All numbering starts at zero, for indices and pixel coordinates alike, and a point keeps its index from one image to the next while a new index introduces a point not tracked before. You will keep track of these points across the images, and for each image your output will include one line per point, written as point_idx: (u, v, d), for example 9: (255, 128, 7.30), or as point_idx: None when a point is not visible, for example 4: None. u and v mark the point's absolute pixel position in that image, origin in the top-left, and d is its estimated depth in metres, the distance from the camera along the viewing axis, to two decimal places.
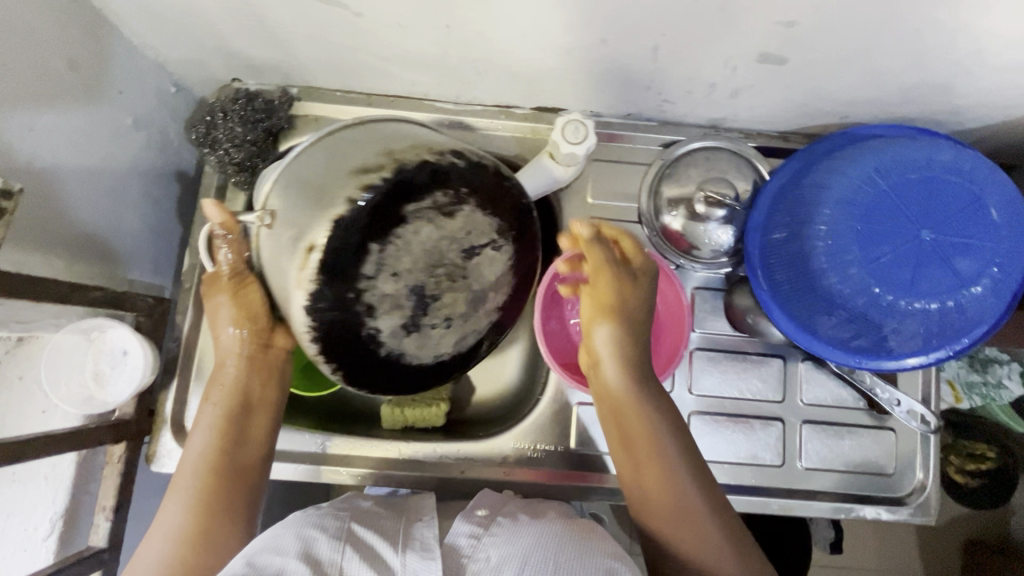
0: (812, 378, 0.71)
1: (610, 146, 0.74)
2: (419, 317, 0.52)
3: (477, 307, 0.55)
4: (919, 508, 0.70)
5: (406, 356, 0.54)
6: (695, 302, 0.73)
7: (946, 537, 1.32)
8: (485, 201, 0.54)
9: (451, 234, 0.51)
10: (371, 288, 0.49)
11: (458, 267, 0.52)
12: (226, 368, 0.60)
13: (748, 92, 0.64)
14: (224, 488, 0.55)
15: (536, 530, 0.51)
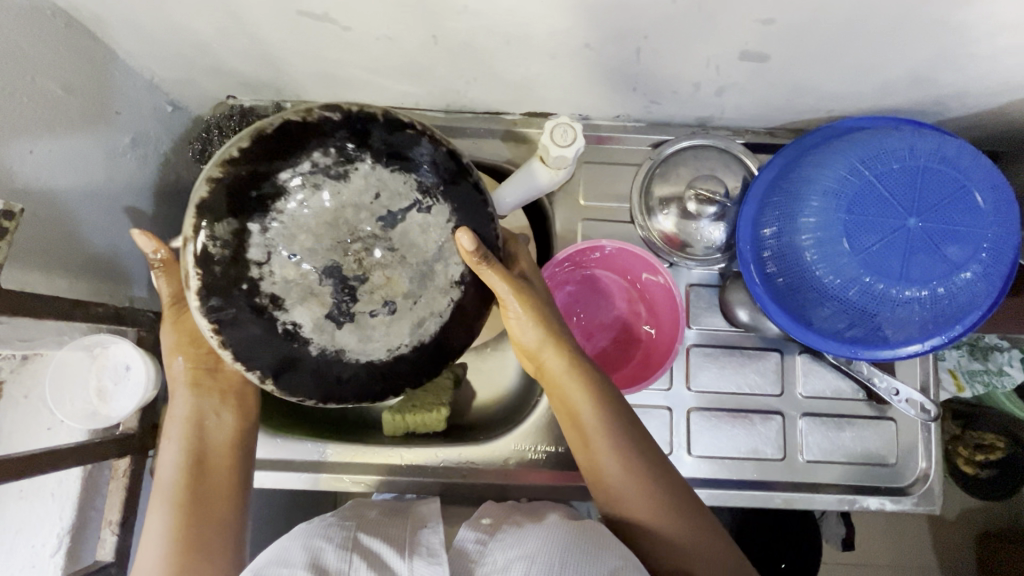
0: (810, 370, 0.71)
1: (601, 148, 0.75)
2: (347, 304, 0.46)
3: (426, 283, 0.48)
4: (924, 498, 0.70)
5: (347, 351, 0.47)
6: (690, 299, 0.73)
7: (959, 529, 1.31)
8: (390, 155, 0.46)
9: (351, 199, 0.45)
10: (268, 276, 0.44)
11: (376, 238, 0.45)
12: (178, 396, 0.58)
13: (733, 90, 0.65)
14: (201, 520, 0.54)
15: (543, 530, 0.50)
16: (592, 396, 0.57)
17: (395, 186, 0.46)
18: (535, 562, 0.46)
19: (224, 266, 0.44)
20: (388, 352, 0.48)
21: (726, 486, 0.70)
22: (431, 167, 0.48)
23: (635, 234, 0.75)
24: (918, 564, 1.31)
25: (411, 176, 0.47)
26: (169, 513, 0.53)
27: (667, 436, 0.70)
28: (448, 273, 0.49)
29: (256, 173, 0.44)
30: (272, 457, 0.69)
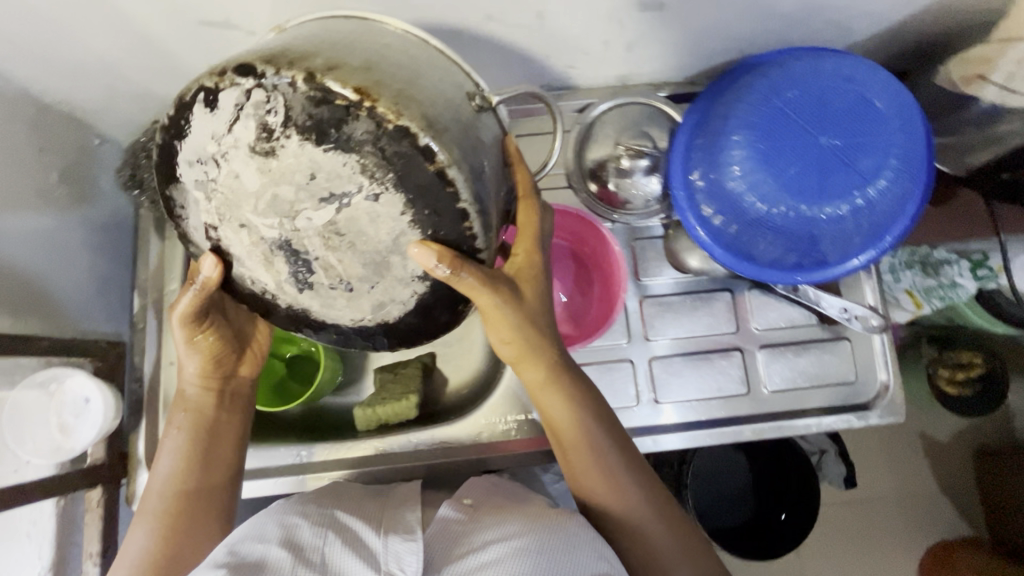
0: (762, 304, 0.73)
1: (529, 121, 0.77)
2: (309, 276, 0.48)
3: (381, 271, 0.47)
4: (887, 410, 0.71)
5: (311, 310, 0.51)
6: (637, 253, 0.75)
7: (957, 449, 1.34)
8: (321, 136, 0.41)
9: (281, 177, 0.43)
10: (223, 235, 0.48)
11: (319, 220, 0.44)
12: (190, 392, 0.60)
13: (642, 43, 0.67)
14: (189, 510, 0.56)
15: (526, 518, 0.51)
16: (568, 398, 0.59)
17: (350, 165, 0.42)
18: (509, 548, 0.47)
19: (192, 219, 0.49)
20: (353, 322, 0.51)
21: (695, 428, 0.71)
22: (370, 148, 0.41)
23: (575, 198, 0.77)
24: (921, 487, 1.34)
25: (349, 159, 0.42)
26: (165, 499, 0.56)
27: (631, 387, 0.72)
28: (403, 267, 0.47)
29: (200, 121, 0.43)
30: (248, 468, 0.70)
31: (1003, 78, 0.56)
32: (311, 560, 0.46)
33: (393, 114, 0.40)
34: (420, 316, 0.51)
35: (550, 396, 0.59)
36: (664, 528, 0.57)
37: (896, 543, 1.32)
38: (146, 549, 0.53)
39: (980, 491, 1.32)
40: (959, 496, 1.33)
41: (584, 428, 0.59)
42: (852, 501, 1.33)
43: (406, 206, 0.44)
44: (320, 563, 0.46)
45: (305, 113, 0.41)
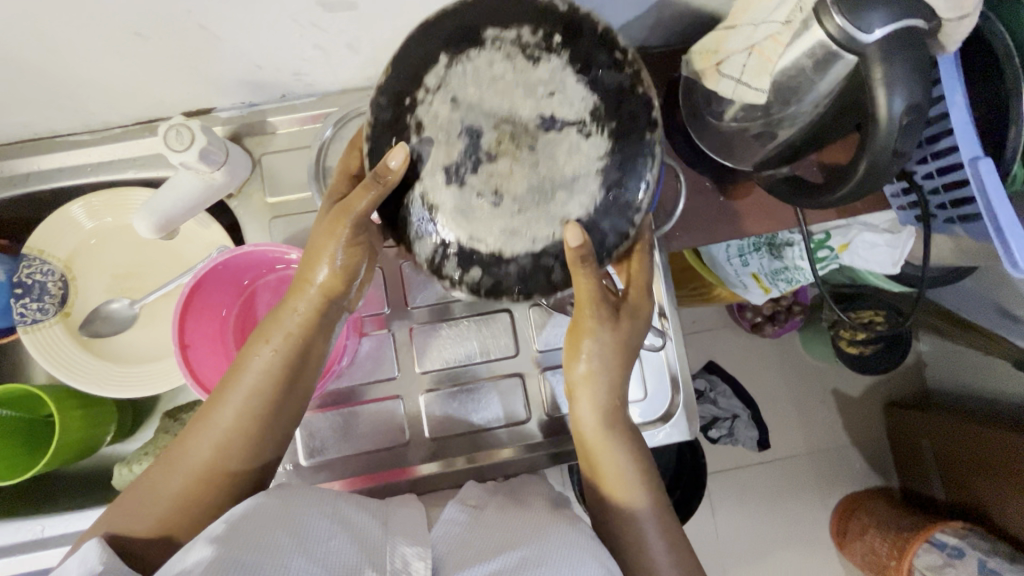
0: (543, 323, 0.68)
1: (278, 135, 0.67)
2: (458, 186, 0.44)
3: (540, 200, 0.44)
4: (677, 426, 0.67)
5: (437, 210, 0.45)
6: (406, 276, 0.68)
7: (868, 405, 1.32)
8: (584, 69, 0.44)
9: (526, 83, 0.44)
10: (425, 105, 0.45)
11: (525, 127, 0.44)
12: (300, 312, 0.54)
13: (365, 40, 0.58)
14: (240, 449, 0.54)
15: (527, 522, 0.52)
16: (623, 442, 0.58)
17: (502, 92, 0.44)
18: (516, 556, 0.47)
19: (419, 105, 0.45)
20: (468, 238, 0.45)
21: (482, 458, 0.67)
22: (618, 92, 0.45)
23: None
24: (832, 444, 1.31)
25: (592, 95, 0.44)
26: (200, 449, 0.53)
27: (402, 424, 0.67)
28: (564, 205, 0.44)
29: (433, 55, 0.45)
30: None
31: (736, 69, 0.51)
32: (319, 556, 0.45)
33: (647, 84, 0.45)
34: (532, 264, 0.45)
35: (615, 428, 0.58)
36: (649, 502, 0.57)
37: (812, 502, 1.28)
38: (167, 490, 0.52)
39: (891, 441, 1.30)
40: (872, 446, 1.31)
41: (625, 460, 0.57)
42: (765, 464, 1.29)
43: (607, 153, 0.44)
44: (320, 557, 0.45)
45: (585, 45, 0.45)
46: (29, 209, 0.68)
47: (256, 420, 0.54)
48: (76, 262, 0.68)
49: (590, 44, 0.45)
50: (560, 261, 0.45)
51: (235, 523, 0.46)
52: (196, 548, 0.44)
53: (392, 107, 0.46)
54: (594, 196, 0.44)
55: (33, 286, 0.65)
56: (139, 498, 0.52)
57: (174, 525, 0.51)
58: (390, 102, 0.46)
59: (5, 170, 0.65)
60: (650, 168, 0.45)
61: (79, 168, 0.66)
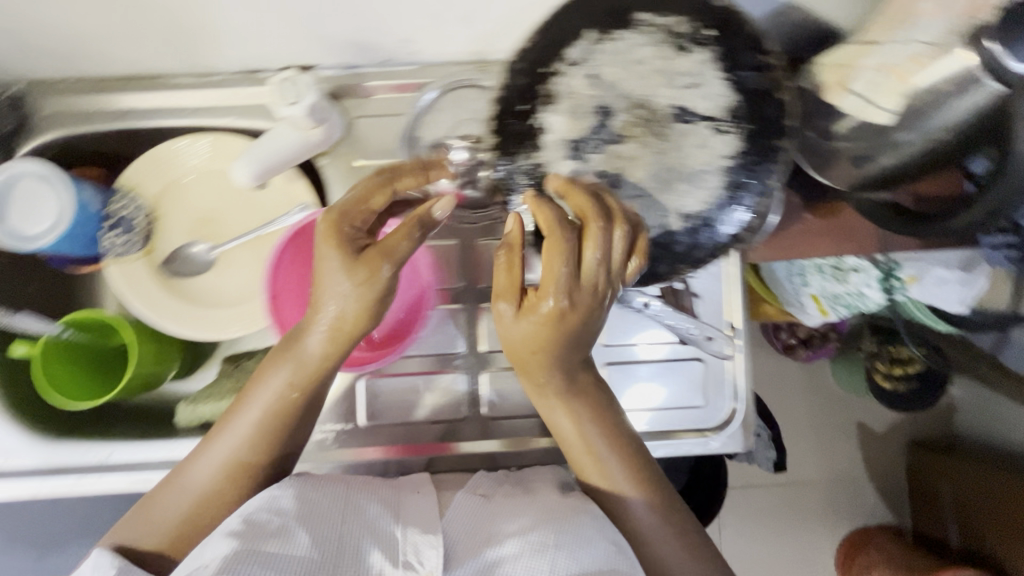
0: (612, 319, 0.68)
1: (373, 100, 0.67)
2: (578, 160, 0.46)
3: (660, 187, 0.45)
4: (732, 438, 0.67)
5: (556, 181, 0.47)
6: (483, 256, 0.68)
7: (895, 443, 1.29)
8: (729, 65, 0.43)
9: (667, 70, 0.44)
10: (562, 77, 0.45)
11: (658, 116, 0.45)
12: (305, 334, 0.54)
13: (481, 16, 0.58)
14: (255, 451, 0.55)
15: (539, 505, 0.53)
16: (578, 421, 0.56)
17: (646, 75, 0.44)
18: (530, 539, 0.48)
19: (556, 77, 0.45)
20: None
21: (535, 445, 0.67)
22: (757, 95, 0.44)
23: None
24: (854, 472, 1.29)
25: (731, 95, 0.44)
26: (210, 453, 0.54)
27: (460, 400, 0.67)
28: (681, 197, 0.45)
29: (575, 28, 0.45)
30: (45, 463, 0.64)
31: (867, 87, 0.51)
32: (329, 542, 0.47)
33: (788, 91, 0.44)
34: None
35: (575, 412, 0.56)
36: (645, 494, 0.55)
37: (821, 530, 1.28)
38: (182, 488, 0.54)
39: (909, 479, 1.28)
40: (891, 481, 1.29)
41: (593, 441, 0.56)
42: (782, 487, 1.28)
43: (736, 153, 0.44)
44: (332, 542, 0.47)
45: (731, 43, 0.43)
46: (121, 143, 0.69)
47: (268, 428, 0.55)
48: (163, 201, 0.69)
49: (739, 43, 0.43)
50: (665, 251, 0.46)
51: (252, 519, 0.47)
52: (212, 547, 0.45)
53: (528, 73, 0.46)
54: (712, 195, 0.45)
55: (122, 219, 0.67)
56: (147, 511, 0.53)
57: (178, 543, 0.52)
58: (527, 68, 0.46)
59: (109, 103, 0.67)
60: (777, 178, 0.44)
61: (178, 108, 0.67)
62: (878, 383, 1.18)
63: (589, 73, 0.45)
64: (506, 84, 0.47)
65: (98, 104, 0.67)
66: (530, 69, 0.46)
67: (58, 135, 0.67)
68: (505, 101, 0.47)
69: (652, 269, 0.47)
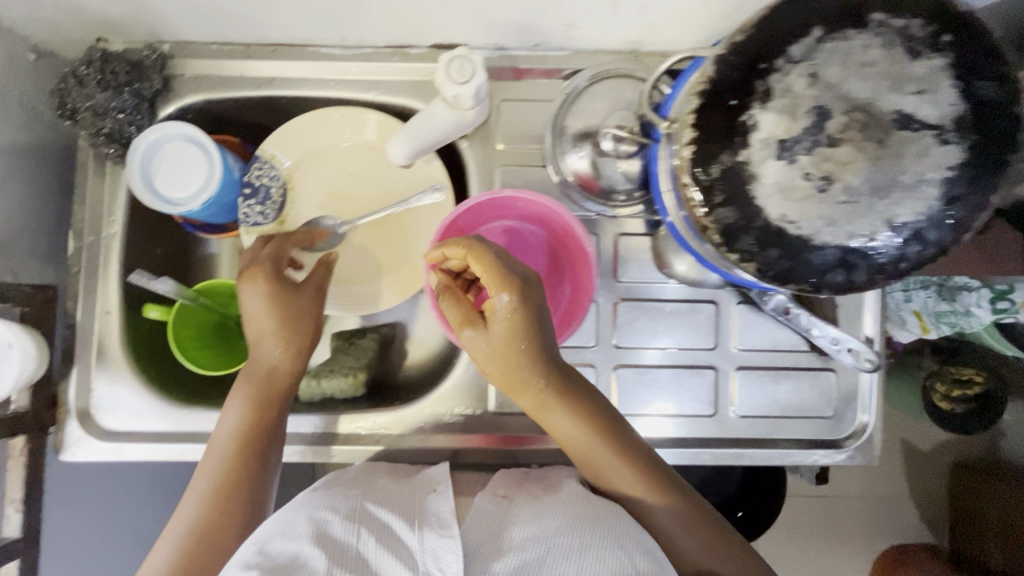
0: (747, 322, 0.67)
1: (519, 83, 0.66)
2: (787, 162, 0.44)
3: (875, 196, 0.44)
4: (861, 451, 0.66)
5: (760, 180, 0.45)
6: (619, 251, 0.68)
7: None
8: (959, 74, 0.43)
9: (896, 74, 0.43)
10: (783, 74, 0.44)
11: (882, 123, 0.43)
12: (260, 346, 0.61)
13: (658, 6, 0.57)
14: (250, 446, 0.58)
15: (560, 509, 0.50)
16: (570, 411, 0.56)
17: (875, 78, 0.43)
18: (554, 545, 0.45)
19: (775, 73, 0.45)
20: (780, 216, 0.46)
21: (660, 446, 0.66)
22: (988, 105, 0.44)
23: (549, 179, 0.68)
24: (888, 499, 1.15)
25: (962, 104, 0.43)
26: (228, 438, 0.58)
27: None
28: (894, 206, 0.44)
29: (801, 26, 0.44)
30: (173, 429, 0.64)
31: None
32: (345, 558, 0.45)
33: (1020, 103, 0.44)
34: (838, 256, 0.46)
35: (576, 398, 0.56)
36: (663, 497, 0.55)
37: (860, 549, 1.14)
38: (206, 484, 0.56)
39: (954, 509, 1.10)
40: (926, 508, 1.13)
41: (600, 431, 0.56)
42: None
43: (957, 164, 0.44)
44: (352, 561, 0.44)
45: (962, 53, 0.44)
46: (261, 112, 0.69)
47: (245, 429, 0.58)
48: (297, 173, 0.68)
49: (972, 51, 0.44)
50: (867, 260, 0.45)
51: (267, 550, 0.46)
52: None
53: (744, 67, 0.45)
54: (927, 206, 0.44)
55: (259, 189, 0.66)
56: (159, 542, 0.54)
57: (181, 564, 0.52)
58: (743, 63, 0.45)
59: (256, 69, 0.66)
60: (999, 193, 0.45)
61: (323, 79, 0.66)
62: (934, 402, 1.03)
63: (811, 72, 0.44)
64: (716, 77, 0.46)
65: (241, 71, 0.66)
66: (747, 65, 0.45)
67: (200, 98, 0.66)
68: (713, 94, 0.46)
69: (850, 279, 0.46)
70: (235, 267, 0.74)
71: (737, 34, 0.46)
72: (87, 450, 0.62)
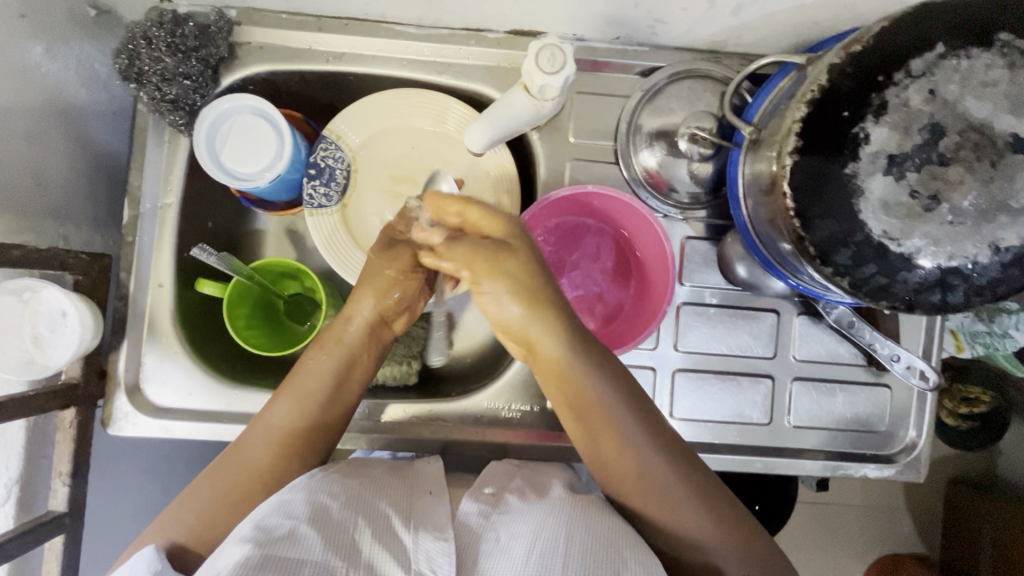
0: (807, 333, 0.66)
1: (595, 76, 0.65)
2: (895, 178, 0.44)
3: (982, 220, 0.43)
4: (909, 466, 0.68)
5: (865, 194, 0.44)
6: (684, 254, 0.67)
7: None
8: None
9: (1015, 95, 0.43)
10: (900, 88, 0.44)
11: (998, 145, 0.43)
12: (353, 325, 0.58)
13: (754, 7, 0.56)
14: (310, 431, 0.55)
15: (551, 507, 0.47)
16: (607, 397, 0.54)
17: (994, 99, 0.43)
18: (540, 539, 0.42)
19: (891, 86, 0.44)
20: (880, 232, 0.45)
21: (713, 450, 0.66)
22: None
23: (618, 176, 0.67)
24: (885, 508, 1.09)
25: None
26: (294, 408, 0.55)
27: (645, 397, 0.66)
28: (1001, 230, 0.44)
29: (920, 42, 0.44)
30: (222, 409, 0.62)
31: None
32: (341, 544, 0.41)
33: None
34: (937, 276, 0.45)
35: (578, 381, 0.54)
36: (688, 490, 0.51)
37: (853, 557, 1.09)
38: (252, 467, 0.53)
39: (943, 521, 1.09)
40: (918, 521, 1.09)
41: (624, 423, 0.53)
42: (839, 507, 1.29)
43: None
44: (347, 546, 0.41)
45: None
46: (324, 88, 0.67)
47: (306, 411, 0.55)
48: (361, 154, 0.66)
49: None
50: (967, 282, 0.45)
51: (265, 523, 0.42)
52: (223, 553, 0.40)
53: (858, 78, 0.45)
54: None
55: (325, 170, 0.65)
56: (224, 470, 0.53)
57: (226, 509, 0.51)
58: (859, 73, 0.45)
59: (325, 42, 0.63)
60: None
61: (394, 58, 0.64)
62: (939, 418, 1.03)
63: (928, 88, 0.44)
64: (829, 86, 0.45)
65: (309, 44, 0.63)
66: (862, 76, 0.45)
67: (264, 67, 0.63)
68: (826, 102, 0.45)
69: (946, 299, 0.46)
70: (286, 245, 0.72)
71: (854, 43, 0.45)
72: (135, 424, 0.61)
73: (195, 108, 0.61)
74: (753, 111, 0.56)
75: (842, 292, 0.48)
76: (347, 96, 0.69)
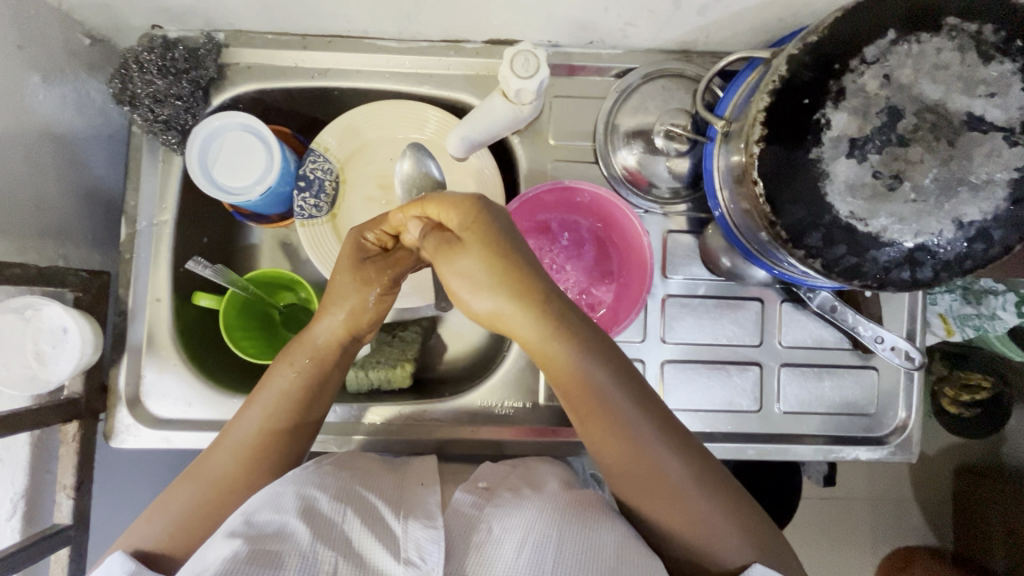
0: (792, 320, 0.68)
1: (572, 80, 0.67)
2: (858, 160, 0.46)
3: (942, 195, 0.45)
4: (901, 447, 0.68)
5: (830, 177, 0.46)
6: (667, 247, 0.68)
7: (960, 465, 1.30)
8: None
9: (964, 76, 0.45)
10: (857, 73, 0.46)
11: (953, 124, 0.45)
12: (322, 343, 0.59)
13: (718, 7, 0.58)
14: (272, 446, 0.55)
15: (543, 503, 0.47)
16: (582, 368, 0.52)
17: (946, 81, 0.45)
18: (532, 533, 0.43)
19: (848, 73, 0.46)
20: (846, 212, 0.46)
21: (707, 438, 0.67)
22: None
23: (599, 175, 0.68)
24: (889, 499, 1.09)
25: None
26: (256, 426, 0.55)
27: None
28: (963, 204, 0.45)
29: (874, 30, 0.46)
30: (221, 418, 0.63)
31: None
32: (330, 534, 0.42)
33: None
34: (903, 254, 0.47)
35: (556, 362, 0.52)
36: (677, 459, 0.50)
37: (860, 550, 1.08)
38: (220, 478, 0.54)
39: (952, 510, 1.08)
40: (929, 512, 1.08)
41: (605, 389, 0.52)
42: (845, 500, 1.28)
43: None
44: (338, 541, 0.42)
45: None
46: (312, 104, 0.70)
47: (272, 428, 0.56)
48: (348, 165, 0.68)
49: None
50: (934, 257, 0.46)
51: (256, 519, 0.43)
52: (214, 548, 0.41)
53: (817, 67, 0.46)
54: (995, 204, 0.45)
55: (314, 181, 0.67)
56: (186, 488, 0.53)
57: (190, 533, 0.51)
58: (817, 62, 0.46)
59: (310, 60, 0.66)
60: None
61: (377, 72, 0.66)
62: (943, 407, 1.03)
63: (883, 74, 0.46)
64: (789, 75, 0.47)
65: (295, 62, 0.66)
66: (821, 66, 0.46)
67: (253, 87, 0.66)
68: (788, 90, 0.47)
69: (916, 275, 0.47)
70: (280, 257, 0.74)
71: (812, 33, 0.47)
72: (137, 437, 0.62)
73: (186, 128, 0.63)
74: (723, 107, 0.58)
75: (817, 275, 0.49)
76: (335, 111, 0.71)
